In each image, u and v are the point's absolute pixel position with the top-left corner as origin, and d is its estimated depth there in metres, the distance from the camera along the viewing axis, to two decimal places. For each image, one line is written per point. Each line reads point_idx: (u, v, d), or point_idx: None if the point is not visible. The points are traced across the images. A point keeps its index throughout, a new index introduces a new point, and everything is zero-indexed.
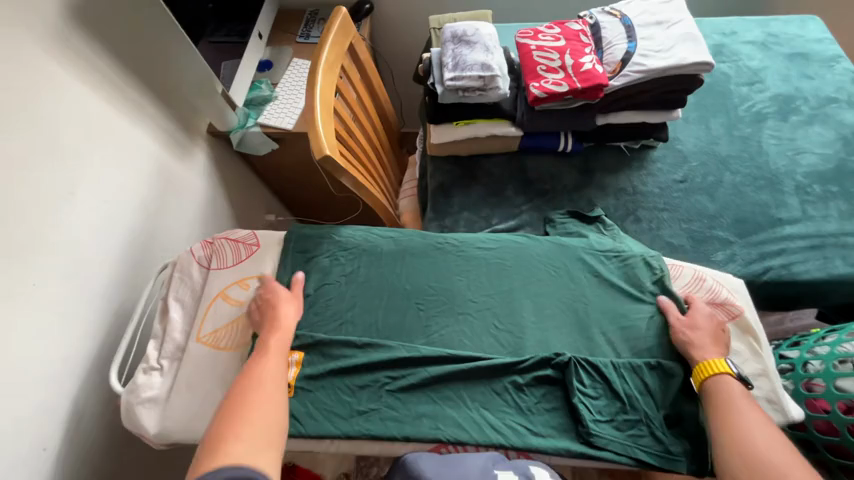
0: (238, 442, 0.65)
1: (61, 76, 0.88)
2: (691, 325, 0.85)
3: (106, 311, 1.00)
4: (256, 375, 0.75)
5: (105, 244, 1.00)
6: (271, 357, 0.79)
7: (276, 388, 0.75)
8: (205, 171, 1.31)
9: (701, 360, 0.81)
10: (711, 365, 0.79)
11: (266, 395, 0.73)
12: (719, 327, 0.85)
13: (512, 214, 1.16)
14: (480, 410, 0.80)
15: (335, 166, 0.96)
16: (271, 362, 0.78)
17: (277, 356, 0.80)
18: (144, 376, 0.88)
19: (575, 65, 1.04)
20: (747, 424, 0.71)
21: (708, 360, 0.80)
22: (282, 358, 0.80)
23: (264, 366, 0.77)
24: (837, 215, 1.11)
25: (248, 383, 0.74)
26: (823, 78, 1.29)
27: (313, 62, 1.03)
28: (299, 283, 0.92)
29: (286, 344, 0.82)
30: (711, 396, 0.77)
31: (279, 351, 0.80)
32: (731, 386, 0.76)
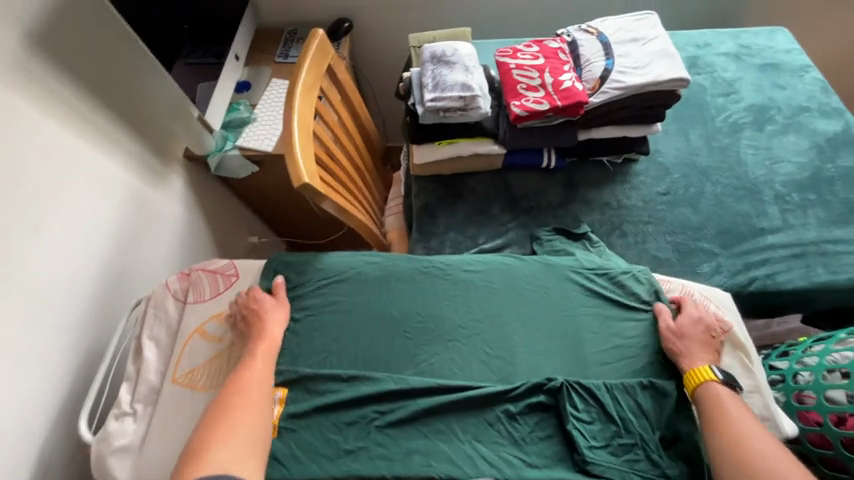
0: (218, 450, 0.70)
1: (22, 108, 0.84)
2: (678, 333, 0.85)
3: (76, 352, 0.95)
4: (242, 383, 0.78)
5: (75, 280, 0.95)
6: (257, 365, 0.81)
7: (261, 397, 0.77)
8: (182, 197, 1.27)
9: (691, 369, 0.81)
10: (703, 373, 0.79)
11: (250, 402, 0.76)
12: (707, 333, 0.85)
13: (498, 233, 1.15)
14: (473, 443, 0.78)
15: (316, 192, 0.93)
16: (257, 369, 0.80)
17: (263, 363, 0.81)
18: (116, 423, 0.83)
19: (555, 83, 1.05)
20: (742, 428, 0.73)
21: (697, 369, 0.80)
22: (269, 366, 0.82)
23: (250, 373, 0.79)
24: (816, 223, 1.12)
25: (234, 391, 0.77)
26: (795, 88, 1.33)
27: (290, 86, 1.01)
28: (280, 287, 0.91)
29: (274, 352, 0.84)
30: (705, 402, 0.77)
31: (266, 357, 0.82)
32: (720, 390, 0.78)
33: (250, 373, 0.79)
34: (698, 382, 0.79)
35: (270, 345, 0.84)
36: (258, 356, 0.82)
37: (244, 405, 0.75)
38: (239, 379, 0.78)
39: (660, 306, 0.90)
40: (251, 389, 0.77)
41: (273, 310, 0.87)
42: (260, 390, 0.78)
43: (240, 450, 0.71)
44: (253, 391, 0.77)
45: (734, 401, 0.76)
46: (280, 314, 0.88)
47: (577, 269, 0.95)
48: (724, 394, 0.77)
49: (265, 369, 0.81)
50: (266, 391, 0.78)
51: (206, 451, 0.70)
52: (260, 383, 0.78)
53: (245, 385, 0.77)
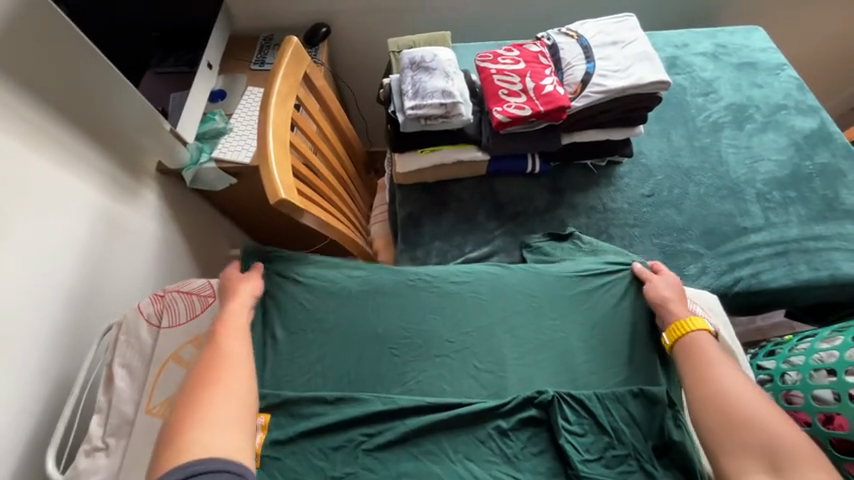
0: (201, 428, 0.65)
1: None
2: (660, 290, 0.88)
3: (42, 384, 0.89)
4: (220, 358, 0.75)
5: (37, 308, 0.89)
6: (231, 341, 0.78)
7: (240, 369, 0.74)
8: (157, 213, 1.21)
9: (679, 321, 0.83)
10: (686, 322, 0.82)
11: (230, 376, 0.72)
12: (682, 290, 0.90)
13: (485, 240, 1.13)
14: (464, 462, 0.75)
15: (294, 207, 0.91)
16: (229, 345, 0.77)
17: (237, 335, 0.79)
18: (87, 460, 0.78)
19: (536, 88, 1.03)
20: (719, 376, 0.74)
21: (682, 319, 0.83)
22: (243, 339, 0.79)
23: (225, 350, 0.76)
24: (797, 220, 1.14)
25: (213, 366, 0.74)
26: (771, 86, 1.34)
27: (265, 96, 0.98)
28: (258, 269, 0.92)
29: (244, 325, 0.81)
30: (685, 353, 0.79)
31: (238, 331, 0.80)
32: (703, 338, 0.80)
33: (225, 347, 0.76)
34: (683, 331, 0.81)
35: (240, 318, 0.82)
36: (229, 331, 0.79)
37: (223, 378, 0.72)
38: (216, 353, 0.75)
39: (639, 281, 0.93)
40: (228, 361, 0.74)
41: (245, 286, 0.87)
42: (238, 363, 0.75)
43: (231, 423, 0.67)
44: (229, 363, 0.74)
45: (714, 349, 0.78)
46: (257, 285, 0.88)
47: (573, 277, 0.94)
48: (705, 344, 0.79)
49: (240, 342, 0.78)
50: (245, 362, 0.76)
51: (191, 427, 0.65)
52: (235, 355, 0.75)
53: (222, 360, 0.74)
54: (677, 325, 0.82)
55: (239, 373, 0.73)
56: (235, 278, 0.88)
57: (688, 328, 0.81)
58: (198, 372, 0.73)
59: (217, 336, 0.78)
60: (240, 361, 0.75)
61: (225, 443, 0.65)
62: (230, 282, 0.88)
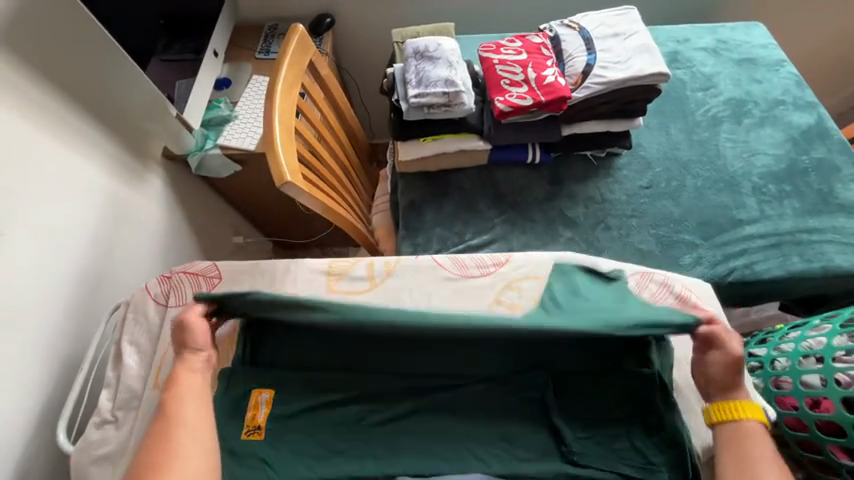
0: None
1: None
2: (722, 368, 0.76)
3: (54, 359, 0.91)
4: (173, 422, 0.68)
5: (48, 288, 0.90)
6: (188, 404, 0.70)
7: (197, 444, 0.67)
8: (163, 197, 1.23)
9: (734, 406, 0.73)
10: (742, 406, 0.73)
11: (186, 452, 0.65)
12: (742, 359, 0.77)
13: (485, 228, 1.15)
14: (462, 438, 0.78)
15: (298, 191, 0.93)
16: (186, 408, 0.69)
17: (193, 397, 0.71)
18: (98, 431, 0.81)
19: (538, 78, 1.05)
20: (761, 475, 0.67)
21: (736, 401, 0.74)
22: (201, 402, 0.71)
23: (182, 417, 0.68)
24: (792, 213, 1.16)
25: (168, 433, 0.67)
26: (771, 82, 1.36)
27: (271, 83, 0.99)
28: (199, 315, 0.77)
29: (201, 385, 0.73)
30: (729, 436, 0.73)
31: (196, 396, 0.71)
32: (758, 428, 0.72)
33: (183, 418, 0.68)
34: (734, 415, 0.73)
35: (196, 380, 0.73)
36: (185, 400, 0.70)
37: (180, 452, 0.65)
38: (171, 421, 0.68)
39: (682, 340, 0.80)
40: (184, 431, 0.67)
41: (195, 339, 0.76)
42: (200, 434, 0.68)
43: None
44: (186, 440, 0.66)
45: (764, 436, 0.71)
46: (203, 335, 0.76)
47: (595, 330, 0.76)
48: (758, 432, 0.72)
49: (200, 406, 0.70)
50: (207, 432, 0.69)
51: None
52: (191, 425, 0.68)
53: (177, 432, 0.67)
54: (727, 405, 0.74)
55: (197, 446, 0.66)
56: (182, 328, 0.77)
57: (743, 413, 0.73)
58: (152, 447, 0.66)
59: (170, 402, 0.70)
60: (201, 430, 0.68)
61: None
62: (179, 334, 0.76)
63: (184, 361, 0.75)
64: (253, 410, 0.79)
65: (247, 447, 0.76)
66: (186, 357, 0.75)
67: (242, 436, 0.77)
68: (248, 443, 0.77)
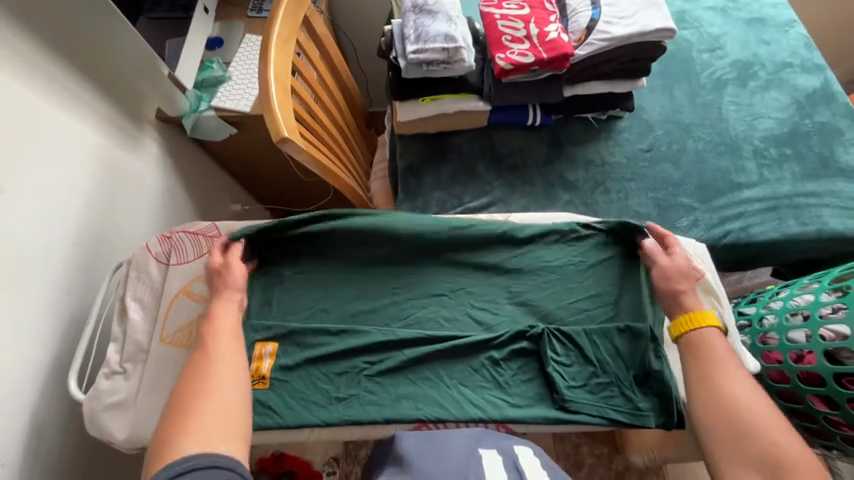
0: (187, 438, 0.63)
1: None
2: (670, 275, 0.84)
3: (61, 316, 0.92)
4: (210, 354, 0.72)
5: (53, 245, 0.90)
6: (221, 339, 0.74)
7: (231, 373, 0.71)
8: (159, 160, 1.21)
9: (696, 314, 0.79)
10: (699, 315, 0.79)
11: (222, 378, 0.70)
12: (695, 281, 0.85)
13: (484, 191, 1.15)
14: (459, 388, 0.81)
15: (296, 148, 0.92)
16: (220, 342, 0.74)
17: (227, 334, 0.76)
18: (107, 382, 0.83)
19: (540, 34, 1.02)
20: (726, 373, 0.73)
21: (695, 311, 0.80)
22: (235, 340, 0.76)
23: (218, 350, 0.73)
24: (791, 177, 1.16)
25: (204, 363, 0.71)
26: (779, 43, 1.32)
27: (265, 36, 0.96)
28: (236, 251, 0.85)
29: (234, 324, 0.78)
30: (693, 346, 0.77)
31: (229, 337, 0.75)
32: (713, 335, 0.77)
33: (218, 353, 0.72)
34: (693, 324, 0.78)
35: (232, 322, 0.77)
36: (220, 337, 0.75)
37: (216, 374, 0.70)
38: (207, 354, 0.72)
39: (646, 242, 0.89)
40: (218, 362, 0.71)
41: (231, 280, 0.82)
42: (231, 370, 0.71)
43: (217, 424, 0.65)
44: (219, 373, 0.70)
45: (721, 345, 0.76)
46: (240, 272, 0.83)
47: (575, 235, 0.92)
48: (715, 340, 0.77)
49: (233, 346, 0.74)
50: (238, 368, 0.72)
51: (182, 428, 0.64)
52: (225, 361, 0.72)
53: (213, 362, 0.71)
54: (689, 317, 0.79)
55: (230, 381, 0.70)
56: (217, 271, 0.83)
57: (700, 323, 0.78)
58: (188, 374, 0.70)
59: (207, 338, 0.75)
60: (232, 367, 0.72)
61: (214, 442, 0.63)
62: (214, 276, 0.83)
63: (219, 301, 0.80)
64: (257, 362, 0.82)
65: (253, 396, 0.79)
66: (222, 295, 0.81)
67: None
68: (255, 392, 0.80)
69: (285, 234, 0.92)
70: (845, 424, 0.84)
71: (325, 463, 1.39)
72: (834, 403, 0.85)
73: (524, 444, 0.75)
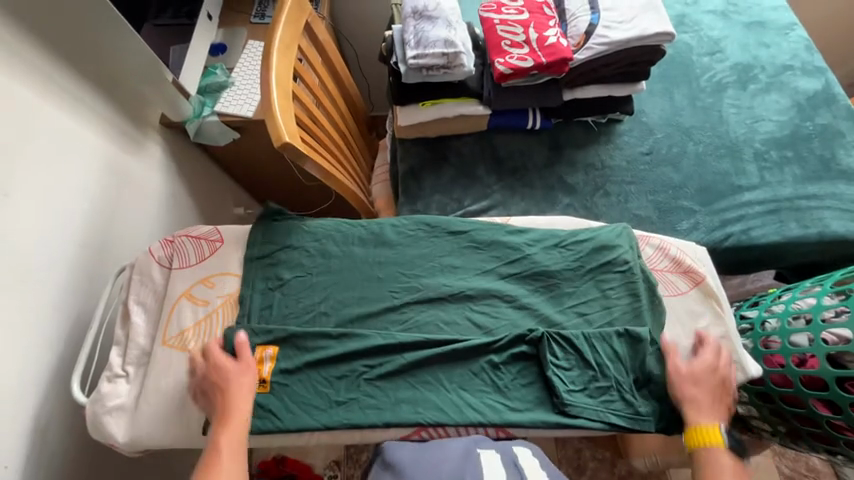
0: None
1: None
2: (695, 379, 0.80)
3: (64, 319, 0.93)
4: (213, 467, 0.72)
5: (56, 249, 0.91)
6: (225, 452, 0.73)
7: None
8: (161, 164, 1.22)
9: (703, 431, 0.77)
10: (711, 433, 0.76)
11: None
12: (720, 385, 0.81)
13: (484, 195, 1.15)
14: (459, 391, 0.81)
15: (296, 153, 0.93)
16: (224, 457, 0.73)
17: (230, 448, 0.74)
18: (109, 385, 0.83)
19: (539, 38, 1.03)
20: None
21: (703, 425, 0.77)
22: (239, 453, 0.74)
23: (221, 464, 0.72)
24: (792, 180, 1.15)
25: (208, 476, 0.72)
26: (779, 46, 1.32)
27: (267, 42, 0.97)
28: (244, 348, 0.82)
29: (240, 435, 0.75)
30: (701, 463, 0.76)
31: (234, 456, 0.73)
32: (723, 455, 0.76)
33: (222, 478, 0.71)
34: (701, 441, 0.76)
35: (237, 439, 0.74)
36: (225, 455, 0.73)
37: None
38: (211, 469, 0.72)
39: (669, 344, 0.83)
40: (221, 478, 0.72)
41: (240, 387, 0.78)
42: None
43: None
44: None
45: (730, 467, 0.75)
46: (248, 377, 0.79)
47: (571, 243, 0.93)
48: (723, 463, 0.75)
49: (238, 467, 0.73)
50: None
51: None
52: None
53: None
54: (699, 433, 0.77)
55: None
56: (224, 371, 0.79)
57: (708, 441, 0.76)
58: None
59: (212, 448, 0.74)
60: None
61: None
62: (220, 374, 0.79)
63: (225, 410, 0.76)
64: (258, 365, 0.82)
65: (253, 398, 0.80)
66: (228, 399, 0.77)
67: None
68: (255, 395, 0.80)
69: (287, 238, 0.94)
70: (849, 429, 0.83)
71: (326, 467, 1.40)
72: (837, 407, 0.84)
73: (520, 444, 0.76)
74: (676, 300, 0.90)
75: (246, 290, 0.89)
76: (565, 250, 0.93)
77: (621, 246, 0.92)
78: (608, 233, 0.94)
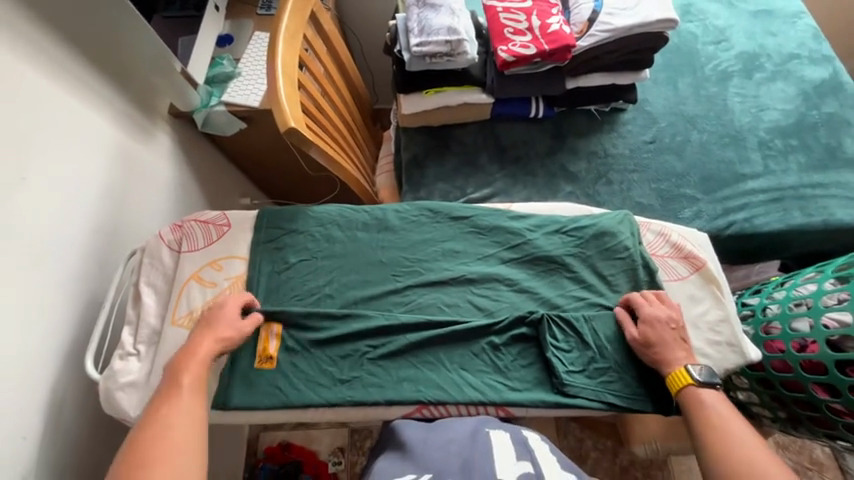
0: None
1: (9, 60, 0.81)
2: (646, 339, 0.81)
3: (77, 300, 0.96)
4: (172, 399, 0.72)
5: (70, 232, 0.94)
6: (186, 385, 0.74)
7: (187, 427, 0.70)
8: (169, 153, 1.25)
9: (673, 374, 0.78)
10: (682, 374, 0.78)
11: (179, 432, 0.69)
12: (675, 335, 0.81)
13: (486, 183, 1.16)
14: (460, 371, 0.83)
15: (301, 139, 0.94)
16: (185, 394, 0.73)
17: (194, 384, 0.74)
18: (121, 362, 0.86)
19: (542, 26, 1.04)
20: (730, 432, 0.72)
21: (674, 372, 0.78)
22: (199, 390, 0.74)
23: (180, 398, 0.72)
24: (797, 168, 1.15)
25: (163, 408, 0.71)
26: (786, 35, 1.31)
27: (272, 31, 0.99)
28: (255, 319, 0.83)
29: (202, 374, 0.76)
30: (692, 404, 0.76)
31: (196, 381, 0.75)
32: (702, 392, 0.76)
33: (179, 403, 0.72)
34: (680, 387, 0.77)
35: (199, 366, 0.76)
36: (186, 384, 0.74)
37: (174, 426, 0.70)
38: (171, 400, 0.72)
39: (620, 314, 0.85)
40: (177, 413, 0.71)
41: (220, 320, 0.80)
42: (186, 425, 0.70)
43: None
44: (175, 429, 0.69)
45: (715, 396, 0.76)
46: (231, 325, 0.80)
47: (573, 228, 0.94)
48: (710, 399, 0.76)
49: (197, 399, 0.74)
50: (195, 428, 0.71)
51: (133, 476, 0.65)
52: (184, 413, 0.71)
53: (173, 410, 0.71)
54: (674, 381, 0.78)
55: (184, 439, 0.69)
56: (217, 312, 0.82)
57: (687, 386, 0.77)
58: (147, 418, 0.70)
59: (178, 378, 0.74)
60: (189, 425, 0.71)
61: None
62: (209, 312, 0.82)
63: (197, 340, 0.79)
64: (263, 343, 0.85)
65: (261, 377, 0.82)
66: (203, 338, 0.78)
67: (256, 366, 0.83)
68: (261, 370, 0.83)
69: (292, 224, 0.96)
70: (847, 413, 0.84)
71: (330, 453, 1.41)
72: (836, 391, 0.84)
73: (528, 428, 0.78)
74: (676, 285, 0.91)
75: (252, 272, 0.92)
76: (565, 236, 0.94)
77: (623, 231, 0.93)
78: (609, 219, 0.95)
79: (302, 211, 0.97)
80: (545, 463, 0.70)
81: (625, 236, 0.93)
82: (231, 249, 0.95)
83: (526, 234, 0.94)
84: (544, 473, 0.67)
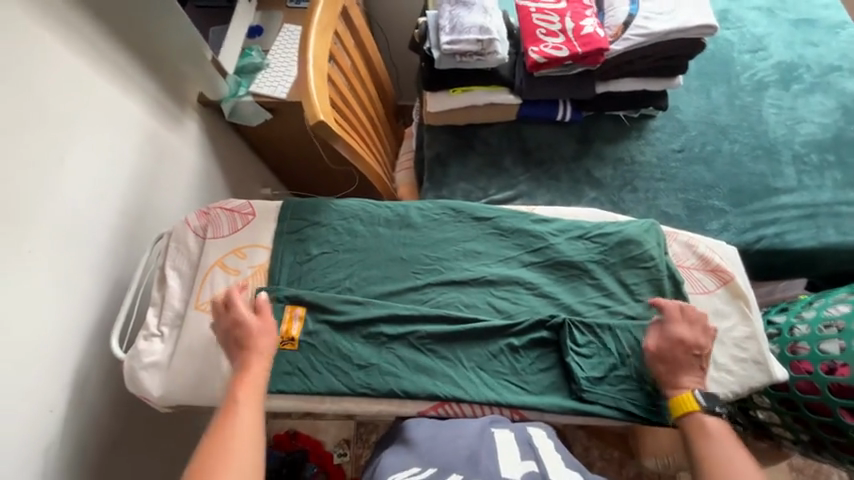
0: None
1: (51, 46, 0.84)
2: (659, 354, 0.80)
3: (106, 280, 0.99)
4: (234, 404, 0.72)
5: (103, 213, 0.97)
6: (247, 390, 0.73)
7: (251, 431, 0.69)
8: (197, 141, 1.27)
9: (677, 397, 0.77)
10: (688, 398, 0.76)
11: (245, 436, 0.68)
12: (686, 352, 0.79)
13: (509, 185, 1.16)
14: (477, 370, 0.83)
15: (328, 132, 0.95)
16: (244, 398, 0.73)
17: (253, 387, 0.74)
18: (145, 343, 0.88)
19: (575, 28, 1.02)
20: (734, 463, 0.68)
21: (680, 395, 0.77)
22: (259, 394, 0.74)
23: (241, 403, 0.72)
24: (832, 185, 1.11)
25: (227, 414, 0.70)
26: (828, 45, 1.27)
27: (304, 25, 1.00)
28: (265, 305, 0.82)
29: (260, 379, 0.76)
30: (694, 428, 0.74)
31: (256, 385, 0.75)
32: (706, 419, 0.74)
33: (243, 413, 0.71)
34: (684, 411, 0.75)
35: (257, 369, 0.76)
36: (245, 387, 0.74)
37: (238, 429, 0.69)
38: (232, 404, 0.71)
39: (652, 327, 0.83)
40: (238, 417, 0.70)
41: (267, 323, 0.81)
42: (249, 430, 0.70)
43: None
44: (240, 433, 0.68)
45: (722, 427, 0.73)
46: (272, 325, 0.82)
47: (598, 235, 0.93)
48: (714, 427, 0.73)
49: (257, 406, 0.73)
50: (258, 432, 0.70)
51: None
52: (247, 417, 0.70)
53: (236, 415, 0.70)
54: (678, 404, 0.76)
55: (250, 443, 0.68)
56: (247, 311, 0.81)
57: (690, 411, 0.75)
58: (211, 436, 0.68)
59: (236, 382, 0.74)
60: (253, 429, 0.70)
61: None
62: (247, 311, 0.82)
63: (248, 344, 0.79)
64: (287, 324, 0.86)
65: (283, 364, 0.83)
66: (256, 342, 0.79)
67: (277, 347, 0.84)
68: (283, 351, 0.84)
69: (316, 216, 0.97)
70: None
71: (337, 444, 1.43)
72: None
73: (535, 425, 0.77)
74: (702, 298, 0.89)
75: (275, 261, 0.93)
76: (589, 242, 0.93)
77: (649, 240, 0.91)
78: (635, 227, 0.93)
79: (325, 204, 0.98)
80: (548, 458, 0.69)
81: (651, 245, 0.91)
82: (255, 237, 0.96)
83: (549, 238, 0.93)
84: (549, 472, 0.66)
